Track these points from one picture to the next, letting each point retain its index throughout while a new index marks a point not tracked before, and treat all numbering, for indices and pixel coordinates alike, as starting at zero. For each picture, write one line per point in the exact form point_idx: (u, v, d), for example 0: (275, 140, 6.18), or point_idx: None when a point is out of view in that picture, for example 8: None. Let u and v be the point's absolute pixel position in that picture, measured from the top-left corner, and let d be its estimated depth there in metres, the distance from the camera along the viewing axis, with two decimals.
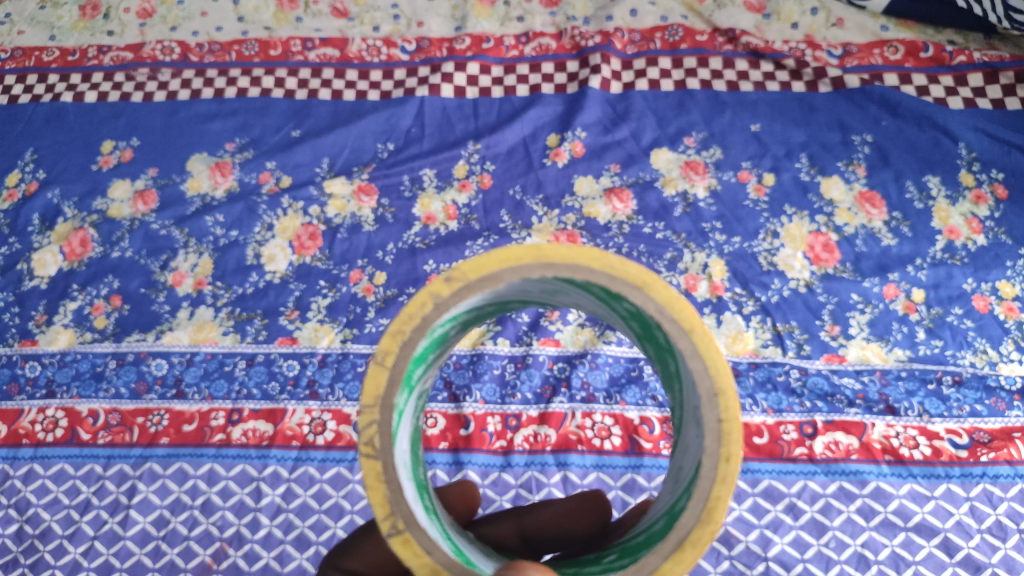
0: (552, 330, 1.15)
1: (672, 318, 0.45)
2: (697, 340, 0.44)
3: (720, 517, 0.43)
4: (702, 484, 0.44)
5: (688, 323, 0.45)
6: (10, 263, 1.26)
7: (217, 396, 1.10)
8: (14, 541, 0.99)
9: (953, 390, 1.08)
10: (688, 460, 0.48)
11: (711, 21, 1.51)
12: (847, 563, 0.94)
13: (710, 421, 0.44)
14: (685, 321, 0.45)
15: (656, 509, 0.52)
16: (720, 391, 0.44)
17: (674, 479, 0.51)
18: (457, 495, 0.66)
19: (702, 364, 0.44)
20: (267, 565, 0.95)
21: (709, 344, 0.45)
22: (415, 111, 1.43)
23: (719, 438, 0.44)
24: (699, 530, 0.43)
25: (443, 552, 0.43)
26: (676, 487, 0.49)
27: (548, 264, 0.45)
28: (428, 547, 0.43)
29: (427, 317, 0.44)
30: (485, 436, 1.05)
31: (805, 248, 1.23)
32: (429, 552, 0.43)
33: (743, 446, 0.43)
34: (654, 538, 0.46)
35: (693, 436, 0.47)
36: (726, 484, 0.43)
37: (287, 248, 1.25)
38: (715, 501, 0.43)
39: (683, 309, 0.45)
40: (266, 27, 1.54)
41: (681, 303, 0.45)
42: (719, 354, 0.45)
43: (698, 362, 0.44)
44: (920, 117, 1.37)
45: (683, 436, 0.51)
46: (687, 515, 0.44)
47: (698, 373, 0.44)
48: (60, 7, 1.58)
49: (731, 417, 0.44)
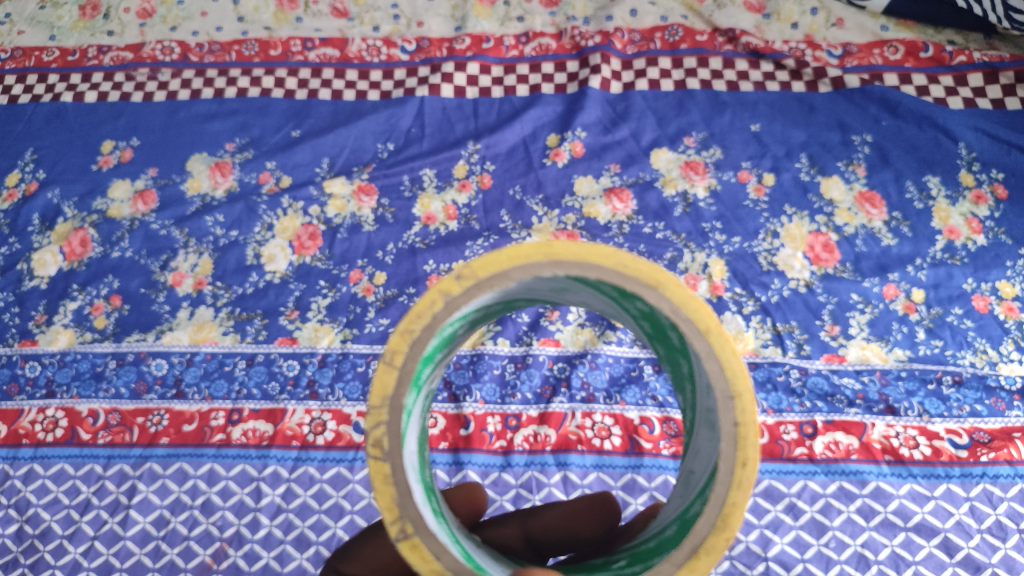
0: (552, 330, 1.15)
1: (687, 318, 0.45)
2: (713, 341, 0.45)
3: (736, 523, 0.43)
4: (717, 489, 0.44)
5: (703, 324, 0.45)
6: (10, 263, 1.26)
7: (217, 396, 1.10)
8: (14, 541, 0.99)
9: (953, 390, 1.08)
10: (701, 464, 0.48)
11: (711, 21, 1.51)
12: (847, 563, 0.94)
13: (726, 424, 0.44)
14: (699, 322, 0.45)
15: (666, 514, 0.52)
16: (737, 393, 0.44)
17: (684, 483, 0.51)
18: (462, 496, 0.67)
19: (718, 365, 0.44)
20: (267, 565, 0.95)
21: (724, 346, 0.45)
22: (416, 112, 1.43)
23: (736, 443, 0.44)
24: (714, 536, 0.43)
25: (451, 557, 0.43)
26: (688, 493, 0.49)
27: (558, 262, 0.45)
28: (437, 551, 0.43)
29: (436, 316, 0.44)
30: (485, 436, 1.05)
31: (805, 248, 1.23)
32: (438, 556, 0.42)
33: (760, 450, 0.43)
34: (666, 543, 0.46)
35: (707, 440, 0.47)
36: (741, 490, 0.43)
37: (287, 248, 1.25)
38: (731, 507, 0.43)
39: (698, 309, 0.45)
40: (265, 27, 1.54)
41: (696, 303, 0.45)
42: (735, 356, 0.45)
43: (713, 363, 0.44)
44: (920, 117, 1.37)
45: (694, 439, 0.52)
46: (702, 520, 0.44)
47: (713, 375, 0.44)
48: (60, 7, 1.58)
49: (747, 420, 0.44)
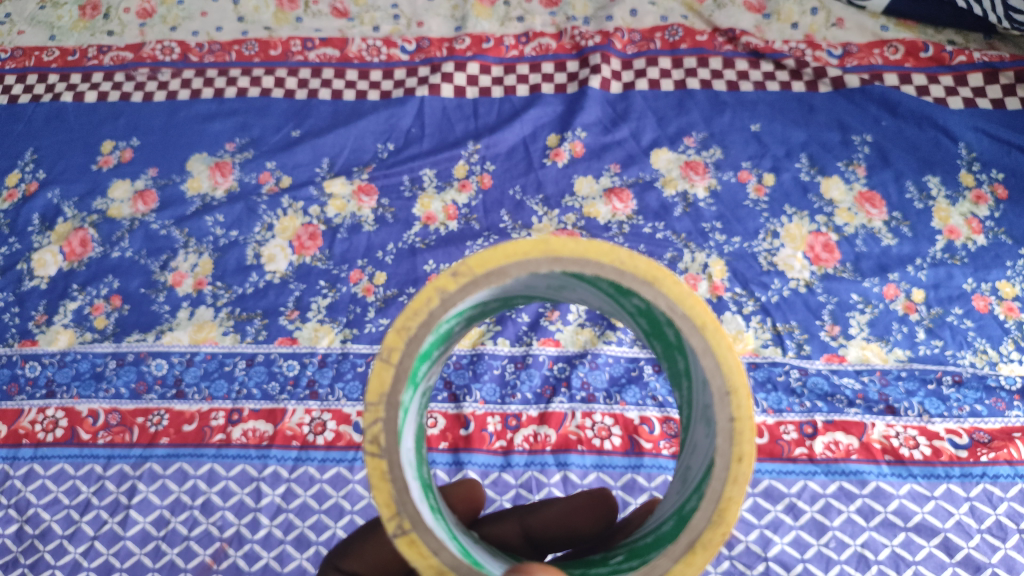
0: (552, 330, 1.15)
1: (683, 314, 0.45)
2: (709, 337, 0.45)
3: (732, 518, 0.43)
4: (713, 484, 0.44)
5: (699, 320, 0.45)
6: (10, 263, 1.26)
7: (217, 396, 1.10)
8: (14, 541, 0.99)
9: (953, 390, 1.08)
10: (698, 459, 0.48)
11: (711, 21, 1.51)
12: (847, 563, 0.94)
13: (722, 420, 0.44)
14: (696, 318, 0.45)
15: (663, 510, 0.52)
16: (733, 389, 0.44)
17: (682, 479, 0.51)
18: (460, 495, 0.66)
19: (714, 361, 0.44)
20: (267, 565, 0.95)
21: (720, 342, 0.44)
22: (416, 111, 1.43)
23: (731, 438, 0.44)
24: (711, 531, 0.43)
25: (449, 553, 0.43)
26: (684, 488, 0.49)
27: (555, 259, 0.45)
28: (435, 548, 0.43)
29: (433, 312, 0.44)
30: (485, 436, 1.05)
31: (805, 248, 1.23)
32: (435, 553, 0.43)
33: (756, 445, 0.43)
34: (663, 539, 0.46)
35: (703, 436, 0.47)
36: (738, 485, 0.43)
37: (287, 248, 1.25)
38: (727, 502, 0.43)
39: (695, 305, 0.45)
40: (266, 27, 1.54)
41: (693, 299, 0.45)
42: (730, 351, 0.44)
43: (710, 359, 0.44)
44: (920, 117, 1.37)
45: (691, 435, 0.52)
46: (698, 516, 0.44)
47: (710, 371, 0.44)
48: (60, 7, 1.58)
49: (743, 416, 0.44)
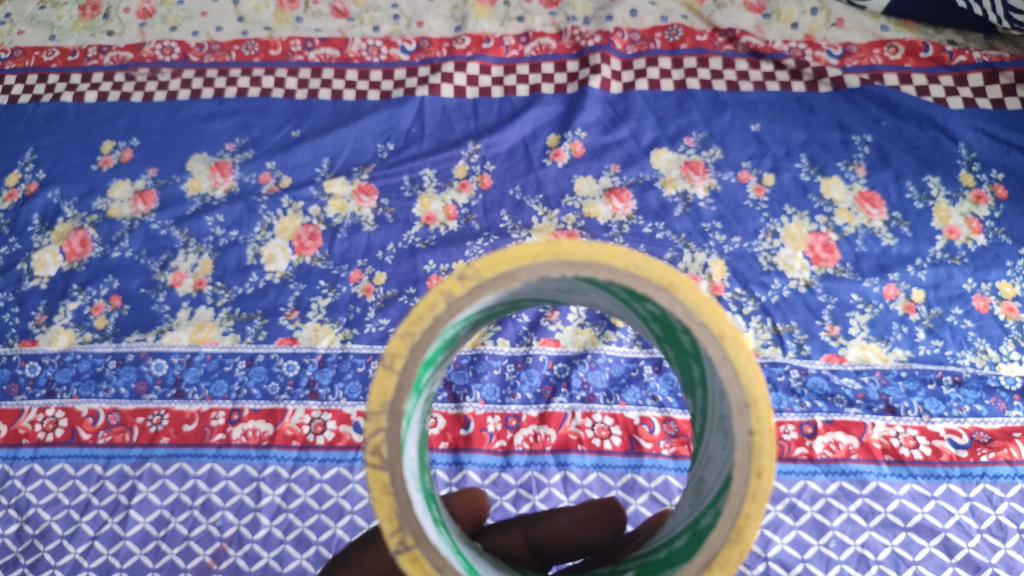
0: (552, 330, 1.15)
1: (701, 322, 0.45)
2: (727, 346, 0.44)
3: (750, 536, 0.43)
4: (731, 501, 0.43)
5: (717, 328, 0.45)
6: (10, 263, 1.25)
7: (217, 396, 1.10)
8: (14, 541, 0.99)
9: (953, 390, 1.08)
10: (712, 472, 0.48)
11: (711, 21, 1.51)
12: (847, 563, 0.94)
13: (741, 433, 0.44)
14: (714, 326, 0.45)
15: (675, 522, 0.52)
16: (752, 400, 0.44)
17: (694, 491, 0.51)
18: (464, 505, 0.65)
19: (733, 372, 0.44)
20: (267, 565, 0.95)
21: (738, 352, 0.45)
22: (416, 112, 1.43)
23: (750, 452, 0.43)
24: (728, 549, 0.43)
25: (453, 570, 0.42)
26: (698, 501, 0.49)
27: (566, 262, 0.45)
28: (439, 565, 0.42)
29: (438, 317, 0.44)
30: (485, 436, 1.05)
31: (805, 248, 1.23)
32: (439, 570, 0.42)
33: (775, 460, 0.43)
34: (677, 555, 0.45)
35: (718, 447, 0.47)
36: (756, 502, 0.43)
37: (287, 248, 1.25)
38: (745, 519, 0.43)
39: (712, 312, 0.45)
40: (266, 27, 1.54)
41: (709, 305, 0.45)
42: (748, 362, 0.45)
43: (728, 369, 0.44)
44: (920, 117, 1.37)
45: (704, 445, 0.52)
46: (716, 533, 0.43)
47: (728, 381, 0.44)
48: (60, 7, 1.58)
49: (762, 428, 0.44)
